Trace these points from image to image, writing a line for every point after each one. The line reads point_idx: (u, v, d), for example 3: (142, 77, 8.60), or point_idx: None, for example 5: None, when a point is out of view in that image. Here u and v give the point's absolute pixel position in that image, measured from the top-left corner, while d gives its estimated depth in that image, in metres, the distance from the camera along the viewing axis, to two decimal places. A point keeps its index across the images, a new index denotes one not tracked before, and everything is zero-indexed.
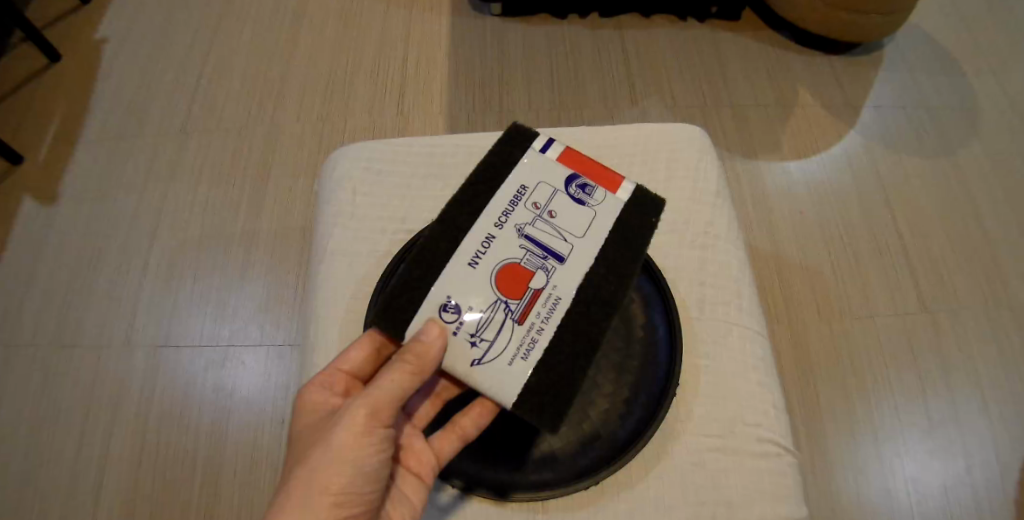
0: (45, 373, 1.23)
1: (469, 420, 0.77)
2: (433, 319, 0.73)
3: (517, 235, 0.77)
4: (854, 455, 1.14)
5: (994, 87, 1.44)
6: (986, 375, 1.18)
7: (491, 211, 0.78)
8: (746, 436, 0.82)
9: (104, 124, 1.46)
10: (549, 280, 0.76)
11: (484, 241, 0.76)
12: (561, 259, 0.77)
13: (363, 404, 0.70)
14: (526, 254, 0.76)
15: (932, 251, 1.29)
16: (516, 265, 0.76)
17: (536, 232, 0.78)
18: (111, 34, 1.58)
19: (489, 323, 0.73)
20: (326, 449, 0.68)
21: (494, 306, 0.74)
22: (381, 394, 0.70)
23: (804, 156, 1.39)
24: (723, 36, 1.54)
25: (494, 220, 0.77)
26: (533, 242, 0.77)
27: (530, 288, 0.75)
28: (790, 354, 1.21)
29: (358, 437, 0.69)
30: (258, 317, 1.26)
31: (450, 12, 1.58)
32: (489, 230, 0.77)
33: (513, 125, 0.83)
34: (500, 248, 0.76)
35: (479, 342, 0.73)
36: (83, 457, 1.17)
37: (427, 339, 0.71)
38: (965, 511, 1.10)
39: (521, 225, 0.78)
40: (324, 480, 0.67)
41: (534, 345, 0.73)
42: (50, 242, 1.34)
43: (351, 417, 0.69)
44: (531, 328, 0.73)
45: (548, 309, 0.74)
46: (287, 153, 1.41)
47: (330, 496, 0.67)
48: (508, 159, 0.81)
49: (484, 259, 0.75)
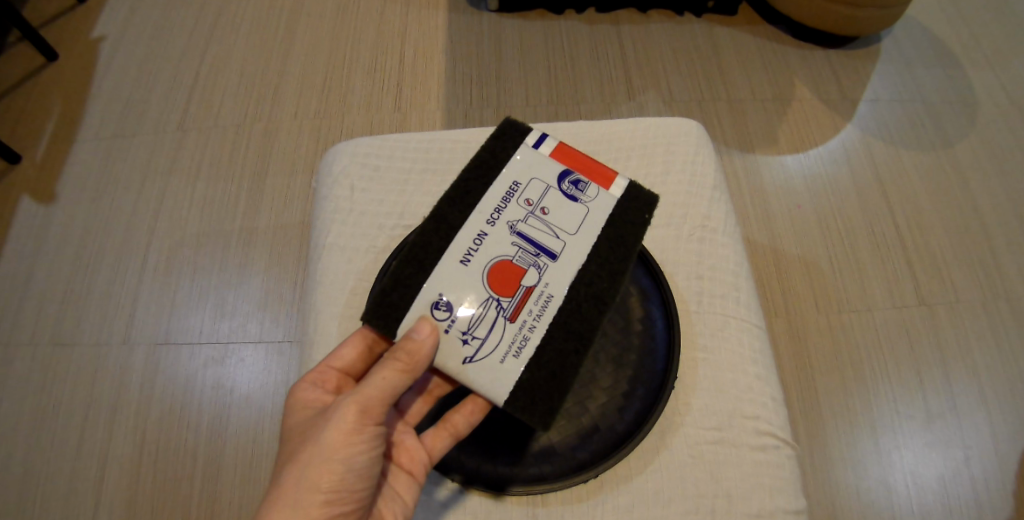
0: (44, 372, 1.22)
1: (461, 417, 0.77)
2: (425, 316, 0.73)
3: (510, 232, 0.77)
4: (854, 447, 1.15)
5: (989, 81, 1.46)
6: (984, 367, 1.20)
7: (483, 208, 0.77)
8: (745, 430, 0.83)
9: (102, 122, 1.45)
10: (541, 278, 0.75)
11: (476, 238, 0.76)
12: (554, 256, 0.76)
13: (353, 402, 0.71)
14: (518, 251, 0.76)
15: (929, 243, 1.30)
16: (508, 262, 0.76)
17: (528, 229, 0.77)
18: (107, 31, 1.56)
19: (481, 320, 0.74)
20: (317, 447, 0.70)
21: (486, 304, 0.74)
22: (371, 391, 0.71)
23: (800, 150, 1.40)
24: (720, 31, 1.54)
25: (486, 218, 0.77)
26: (526, 239, 0.77)
27: (522, 286, 0.75)
28: (790, 347, 1.22)
29: (349, 436, 0.71)
30: (256, 314, 1.26)
31: (447, 7, 1.57)
32: (481, 227, 0.76)
33: (507, 120, 0.81)
34: (492, 245, 0.76)
35: (471, 340, 0.73)
36: (84, 457, 1.16)
37: (419, 336, 0.72)
38: (961, 502, 1.12)
39: (513, 222, 0.77)
40: (315, 478, 0.70)
41: (526, 343, 0.73)
42: (48, 241, 1.33)
43: (341, 416, 0.71)
44: (522, 326, 0.74)
45: (540, 307, 0.74)
46: (285, 151, 1.41)
47: (322, 494, 0.69)
48: (501, 154, 0.80)
49: (475, 256, 0.75)
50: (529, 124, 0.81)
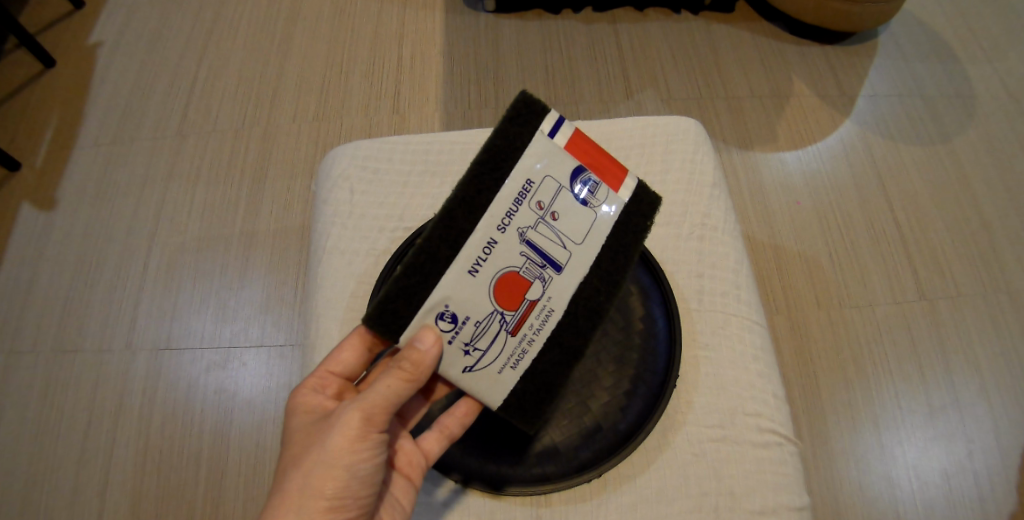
0: (47, 379, 1.22)
1: (456, 420, 0.78)
2: (430, 326, 0.72)
3: (519, 240, 0.73)
4: (856, 442, 1.15)
5: (988, 75, 1.46)
6: (986, 360, 1.20)
7: (493, 212, 0.72)
8: (747, 427, 0.83)
9: (101, 128, 1.45)
10: (545, 291, 0.74)
11: (485, 247, 0.72)
12: (559, 268, 0.74)
13: (357, 409, 0.71)
14: (526, 262, 0.73)
15: (929, 237, 1.30)
16: (515, 274, 0.73)
17: (538, 237, 0.73)
18: (105, 37, 1.56)
19: (484, 333, 0.73)
20: (321, 453, 0.71)
21: (490, 317, 0.73)
22: (375, 399, 0.72)
23: (799, 146, 1.40)
24: (717, 29, 1.54)
25: (496, 223, 0.72)
26: (534, 247, 0.73)
27: (525, 299, 0.74)
28: (791, 343, 1.22)
29: (352, 443, 0.71)
30: (258, 317, 1.26)
31: (443, 7, 1.57)
32: (491, 234, 0.72)
33: (523, 99, 0.73)
34: (501, 255, 0.72)
35: (472, 351, 0.73)
36: (88, 462, 1.17)
37: (423, 346, 0.71)
38: (963, 495, 1.12)
39: (523, 228, 0.73)
40: (319, 485, 0.70)
41: (524, 356, 0.74)
42: (48, 247, 1.34)
43: (345, 423, 0.71)
44: (522, 340, 0.74)
45: (541, 320, 0.74)
46: (285, 154, 1.41)
47: (326, 500, 0.70)
48: (515, 145, 0.73)
49: (484, 267, 0.72)
50: (547, 108, 0.74)
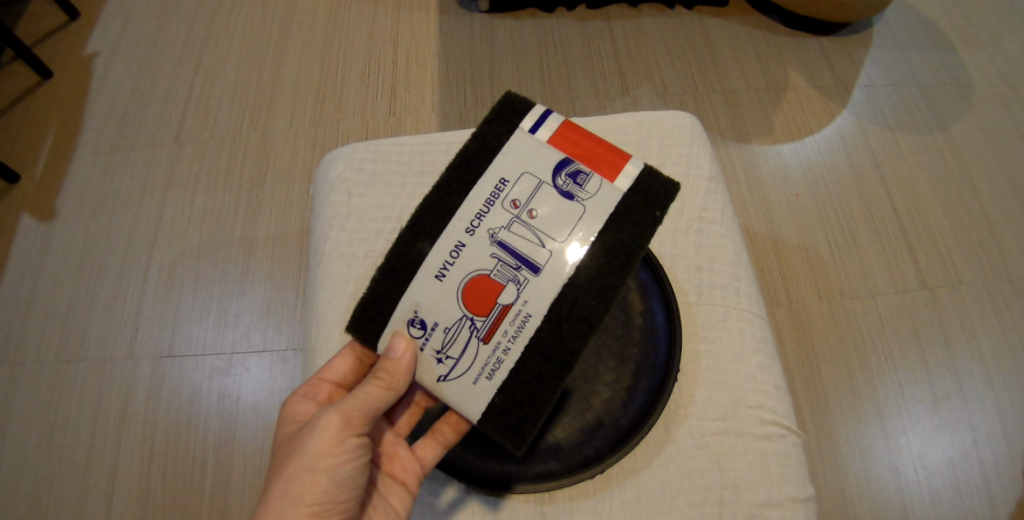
0: (50, 390, 1.23)
1: (448, 426, 0.77)
2: (399, 333, 0.74)
3: (490, 241, 0.75)
4: (861, 434, 1.15)
5: (985, 62, 1.45)
6: (989, 347, 1.20)
7: (463, 214, 0.75)
8: (750, 419, 0.83)
9: (99, 138, 1.46)
10: (519, 295, 0.74)
11: (453, 250, 0.74)
12: (536, 270, 0.74)
13: (335, 412, 0.73)
14: (498, 264, 0.74)
15: (930, 225, 1.30)
16: (486, 277, 0.74)
17: (510, 237, 0.75)
18: (101, 46, 1.57)
19: (454, 340, 0.74)
20: (301, 458, 0.71)
21: (460, 323, 0.74)
22: (353, 402, 0.74)
23: (796, 138, 1.40)
24: (712, 23, 1.54)
25: (467, 225, 0.75)
26: (506, 250, 0.75)
27: (498, 304, 0.74)
28: (793, 335, 1.22)
29: (331, 447, 0.72)
30: (260, 322, 1.26)
31: (437, 9, 1.57)
32: (460, 237, 0.75)
33: (506, 98, 0.79)
34: (471, 257, 0.74)
35: (445, 360, 0.74)
36: (94, 470, 1.17)
37: (396, 354, 0.73)
38: (969, 483, 1.12)
39: (494, 229, 0.75)
40: (299, 490, 0.70)
41: (499, 366, 0.73)
42: (50, 257, 1.34)
43: (323, 426, 0.72)
44: (496, 347, 0.73)
45: (516, 327, 0.74)
46: (282, 158, 1.41)
47: (307, 506, 0.70)
48: (492, 145, 0.77)
49: (451, 271, 0.74)
50: (529, 105, 0.78)
